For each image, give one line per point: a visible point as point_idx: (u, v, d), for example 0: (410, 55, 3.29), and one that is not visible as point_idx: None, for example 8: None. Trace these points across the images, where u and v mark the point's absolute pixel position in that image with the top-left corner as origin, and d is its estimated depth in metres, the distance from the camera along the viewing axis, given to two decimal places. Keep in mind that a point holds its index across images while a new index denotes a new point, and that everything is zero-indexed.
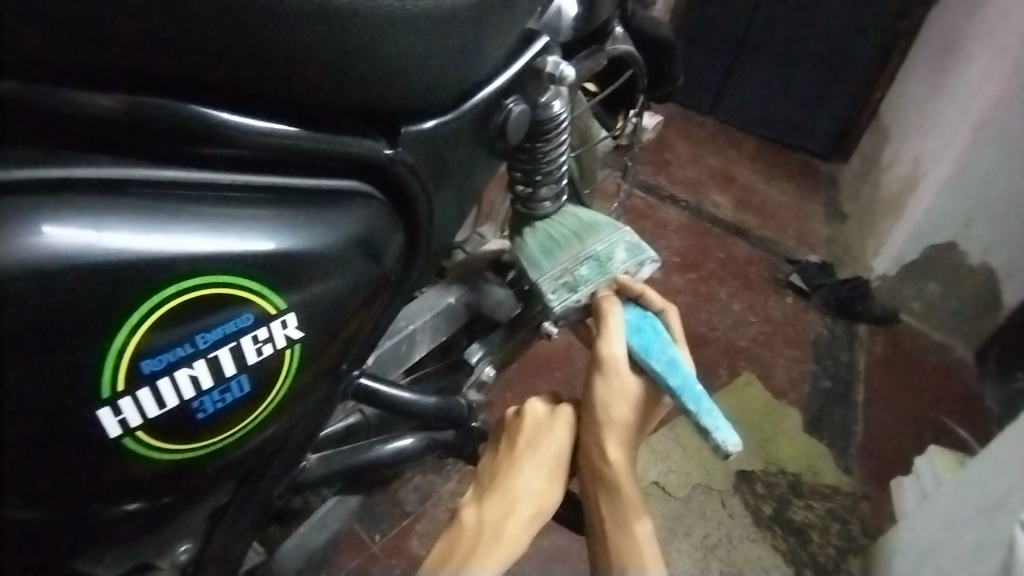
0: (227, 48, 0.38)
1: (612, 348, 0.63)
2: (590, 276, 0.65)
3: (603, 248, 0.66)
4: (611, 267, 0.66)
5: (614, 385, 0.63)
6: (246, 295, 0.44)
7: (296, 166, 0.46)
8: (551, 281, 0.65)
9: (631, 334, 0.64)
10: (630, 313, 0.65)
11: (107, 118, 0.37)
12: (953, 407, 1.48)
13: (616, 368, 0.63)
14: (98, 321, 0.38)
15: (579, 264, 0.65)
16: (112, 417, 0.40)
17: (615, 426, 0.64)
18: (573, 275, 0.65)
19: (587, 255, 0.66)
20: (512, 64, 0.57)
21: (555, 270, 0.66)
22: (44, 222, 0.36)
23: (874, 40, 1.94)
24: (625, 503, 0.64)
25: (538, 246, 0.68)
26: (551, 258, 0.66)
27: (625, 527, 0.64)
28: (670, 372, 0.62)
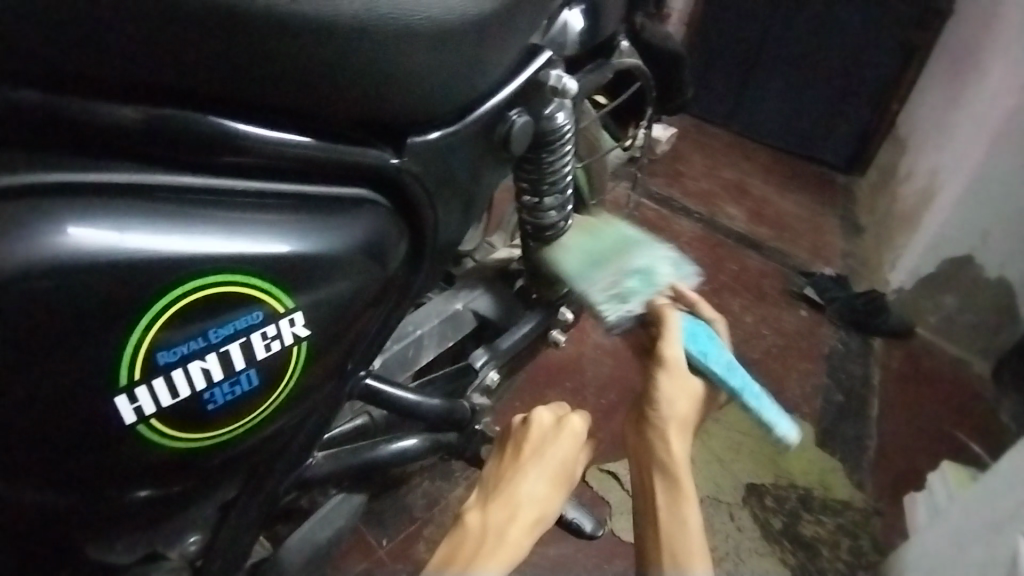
0: (242, 62, 0.41)
1: (675, 349, 0.64)
2: (638, 289, 0.66)
3: (646, 262, 0.69)
4: (658, 278, 0.68)
5: (675, 384, 0.64)
6: (257, 294, 0.46)
7: (308, 174, 0.48)
8: (601, 292, 0.66)
9: (688, 336, 0.66)
10: (686, 316, 0.67)
11: (133, 129, 0.40)
12: (969, 424, 1.46)
13: (682, 369, 0.64)
14: (112, 316, 0.40)
15: (627, 276, 0.67)
16: (128, 405, 0.43)
17: (676, 427, 0.64)
18: (621, 286, 0.66)
19: (632, 269, 0.68)
20: (515, 77, 0.59)
21: (601, 282, 0.66)
22: (75, 223, 0.39)
23: (890, 52, 1.95)
24: (684, 506, 0.63)
25: (580, 262, 0.70)
26: (596, 272, 0.68)
27: (681, 532, 0.62)
28: (729, 374, 0.65)
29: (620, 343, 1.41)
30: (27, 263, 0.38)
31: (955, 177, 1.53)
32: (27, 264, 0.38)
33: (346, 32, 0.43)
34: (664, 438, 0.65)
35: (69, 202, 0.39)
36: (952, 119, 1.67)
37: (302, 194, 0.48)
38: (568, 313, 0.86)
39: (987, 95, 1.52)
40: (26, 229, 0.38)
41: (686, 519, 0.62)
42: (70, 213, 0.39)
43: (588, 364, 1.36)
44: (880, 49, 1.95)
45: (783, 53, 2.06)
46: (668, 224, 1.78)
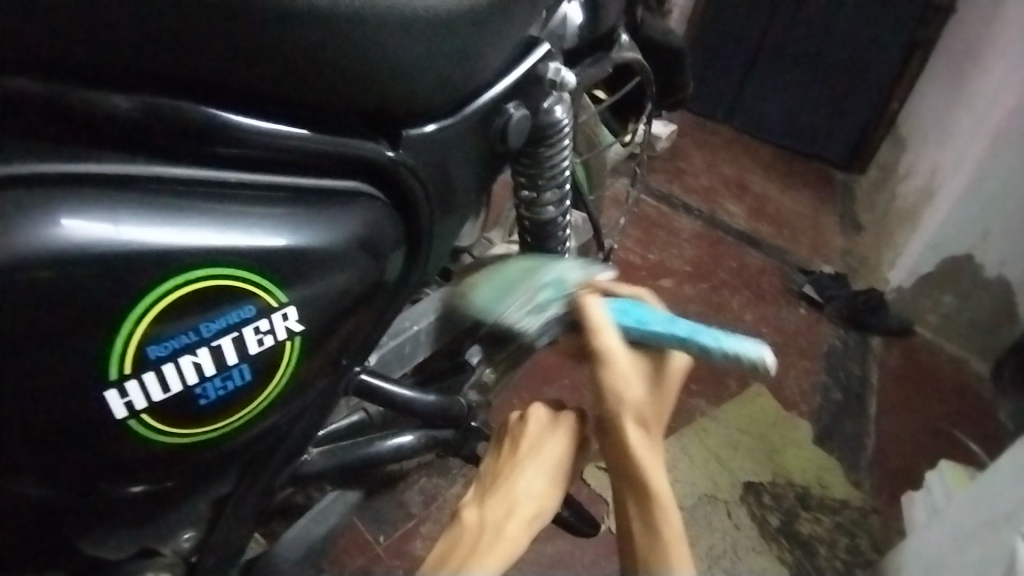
0: (234, 51, 0.40)
1: (605, 337, 0.60)
2: (553, 299, 0.67)
3: (556, 272, 0.69)
4: (571, 283, 0.67)
5: (617, 370, 0.59)
6: (250, 288, 0.45)
7: (302, 166, 0.47)
8: (522, 312, 0.68)
9: (619, 316, 0.62)
10: (613, 300, 0.64)
11: (124, 118, 0.39)
12: (967, 422, 1.46)
13: (621, 354, 0.60)
14: (100, 309, 0.40)
15: (539, 290, 0.68)
16: (118, 400, 0.42)
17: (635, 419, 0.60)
18: (536, 302, 0.68)
19: (543, 282, 0.68)
20: (513, 70, 0.58)
21: (517, 303, 0.69)
22: (66, 214, 0.38)
23: (891, 49, 1.94)
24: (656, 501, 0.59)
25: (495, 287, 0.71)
26: (511, 294, 0.70)
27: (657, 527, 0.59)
28: (673, 326, 0.61)
29: None
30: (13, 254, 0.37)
31: (955, 175, 1.52)
32: (16, 255, 0.37)
33: (340, 23, 0.43)
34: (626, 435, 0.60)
35: (57, 192, 0.39)
36: (952, 116, 1.66)
37: (296, 187, 0.47)
38: None
39: (988, 92, 1.51)
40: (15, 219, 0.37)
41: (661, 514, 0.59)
42: (60, 204, 0.38)
43: (586, 361, 1.35)
44: (881, 46, 1.95)
45: (784, 49, 2.05)
46: (668, 221, 1.77)
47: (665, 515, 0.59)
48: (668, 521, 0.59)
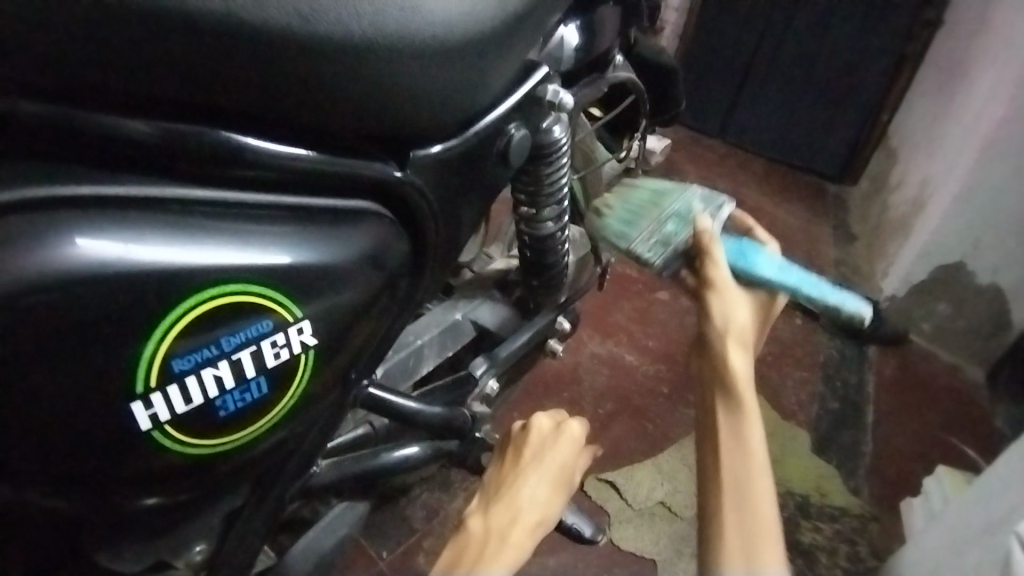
0: (251, 78, 0.42)
1: (717, 270, 0.67)
2: (677, 230, 0.74)
3: (680, 206, 0.76)
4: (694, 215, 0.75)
5: (732, 304, 0.65)
6: (267, 304, 0.47)
7: (314, 187, 0.49)
8: (645, 243, 0.73)
9: (733, 257, 0.70)
10: (730, 240, 0.72)
11: (144, 142, 0.41)
12: (964, 429, 1.47)
13: (733, 293, 0.66)
14: (121, 326, 0.41)
15: (665, 221, 0.75)
16: (143, 411, 0.44)
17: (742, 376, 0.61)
18: (661, 233, 0.74)
19: (669, 214, 0.76)
20: (513, 92, 0.60)
21: (642, 234, 0.74)
22: (83, 233, 0.40)
23: (879, 63, 1.99)
24: (750, 467, 0.58)
25: (619, 221, 0.78)
26: (636, 226, 0.76)
27: (748, 495, 0.57)
28: (783, 273, 0.69)
29: (617, 353, 1.42)
30: (25, 276, 0.38)
31: (945, 186, 1.56)
32: (27, 276, 0.38)
33: (346, 52, 0.45)
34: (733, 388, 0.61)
35: (74, 213, 0.40)
36: (941, 128, 1.70)
37: (308, 207, 0.49)
38: (564, 322, 0.89)
39: (976, 104, 1.55)
40: (28, 240, 0.39)
41: (757, 486, 0.57)
42: (78, 225, 0.40)
43: (586, 374, 1.37)
44: (869, 60, 2.00)
45: (775, 65, 2.09)
46: None
47: (762, 483, 0.57)
48: (763, 495, 0.56)
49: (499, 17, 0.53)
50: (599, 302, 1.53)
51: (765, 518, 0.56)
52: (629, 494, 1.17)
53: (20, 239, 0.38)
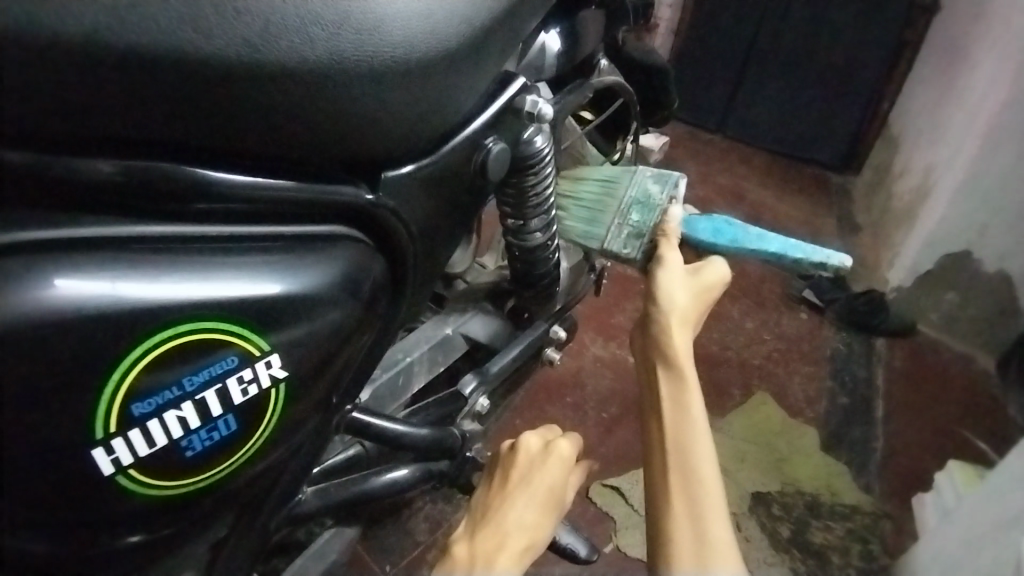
0: (211, 110, 0.41)
1: (666, 252, 0.68)
2: (642, 220, 0.72)
3: (636, 192, 0.73)
4: (655, 201, 0.72)
5: (671, 282, 0.65)
6: (231, 339, 0.46)
7: (283, 215, 0.48)
8: (618, 239, 0.72)
9: (710, 235, 0.73)
10: (705, 221, 0.74)
11: (106, 182, 0.40)
12: (975, 420, 1.45)
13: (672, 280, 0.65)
14: (81, 369, 0.40)
15: (626, 212, 0.73)
16: (106, 456, 0.42)
17: (685, 354, 0.59)
18: (628, 226, 0.72)
19: (629, 204, 0.73)
20: (489, 105, 0.59)
21: (611, 228, 0.73)
22: (53, 273, 0.39)
23: (877, 51, 1.97)
24: (696, 448, 0.54)
25: (581, 220, 0.77)
26: (600, 223, 0.74)
27: (692, 475, 0.53)
28: (763, 242, 0.72)
29: (620, 355, 1.40)
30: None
31: (948, 174, 1.53)
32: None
33: (302, 77, 0.43)
34: (675, 366, 0.59)
35: (39, 255, 0.39)
36: (942, 115, 1.68)
37: (279, 235, 0.48)
38: (561, 331, 0.90)
39: (977, 89, 1.52)
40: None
41: (703, 467, 0.53)
42: (47, 266, 0.39)
43: (588, 378, 1.35)
44: (867, 49, 1.97)
45: (772, 57, 2.07)
46: None
47: (705, 478, 0.53)
48: (711, 478, 0.53)
49: (466, 31, 0.51)
50: (601, 303, 1.51)
51: (713, 501, 0.52)
52: (635, 499, 1.15)
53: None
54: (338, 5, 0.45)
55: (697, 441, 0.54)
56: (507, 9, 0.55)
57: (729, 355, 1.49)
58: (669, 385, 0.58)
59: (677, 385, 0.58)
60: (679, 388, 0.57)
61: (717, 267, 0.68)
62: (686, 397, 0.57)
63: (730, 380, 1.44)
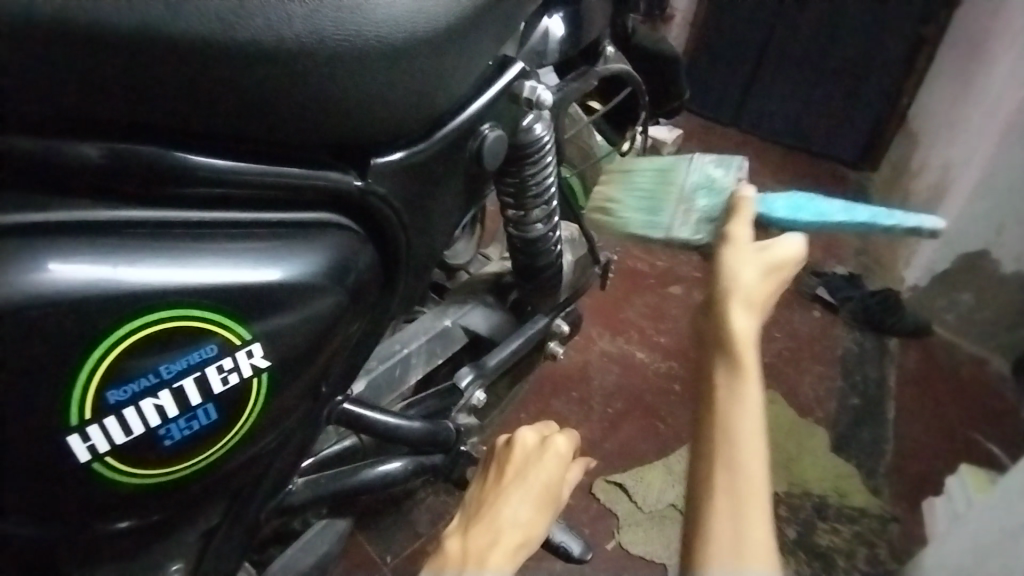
0: (197, 93, 0.40)
1: (736, 227, 0.60)
2: (712, 204, 0.69)
3: (699, 177, 0.71)
4: (722, 183, 0.69)
5: (743, 259, 0.56)
6: (210, 327, 0.44)
7: (271, 201, 0.47)
8: (687, 225, 0.69)
9: (789, 211, 0.68)
10: (780, 199, 0.69)
11: (94, 166, 0.39)
12: (989, 424, 1.42)
13: (735, 252, 0.57)
14: (61, 353, 0.40)
15: (692, 200, 0.70)
16: (81, 444, 0.42)
17: (745, 339, 0.51)
18: (697, 211, 0.69)
19: (692, 189, 0.70)
20: (485, 90, 0.58)
21: (677, 216, 0.70)
22: (43, 255, 0.39)
23: (898, 44, 1.92)
24: (746, 452, 0.47)
25: (642, 209, 0.73)
26: (664, 211, 0.71)
27: (739, 483, 0.46)
28: (852, 213, 0.68)
29: (627, 350, 1.39)
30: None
31: (967, 170, 1.49)
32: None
33: (286, 57, 0.42)
34: (732, 354, 0.50)
35: (25, 239, 0.39)
36: (962, 110, 1.63)
37: (265, 222, 0.47)
38: (564, 325, 0.86)
39: (998, 85, 1.48)
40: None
41: (752, 473, 0.46)
42: (33, 249, 0.39)
43: (594, 373, 1.33)
44: (887, 42, 1.93)
45: (789, 48, 2.02)
46: None
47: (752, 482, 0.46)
48: (759, 485, 0.46)
49: (458, 11, 0.50)
50: (609, 297, 1.49)
51: (760, 511, 0.46)
52: (638, 497, 1.14)
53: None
54: None
55: (749, 441, 0.47)
56: None
57: None
58: (724, 376, 0.49)
59: (734, 377, 0.49)
60: (735, 382, 0.49)
61: (793, 243, 0.59)
62: (744, 393, 0.49)
63: None
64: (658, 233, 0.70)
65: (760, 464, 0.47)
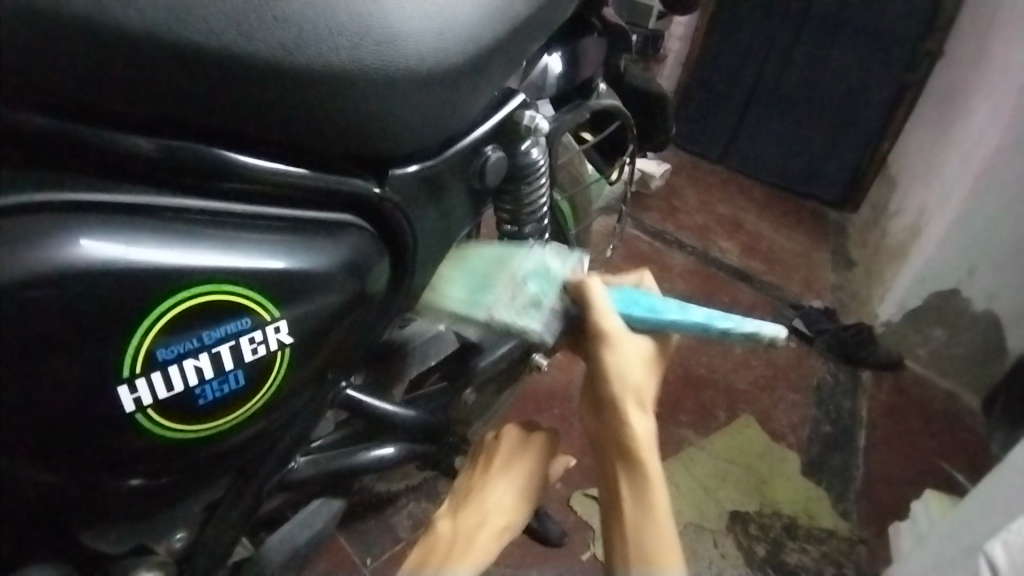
0: (242, 104, 0.47)
1: (608, 320, 0.63)
2: (543, 290, 0.64)
3: (535, 261, 0.66)
4: (556, 271, 0.65)
5: (625, 359, 0.63)
6: (246, 304, 0.51)
7: (298, 200, 0.53)
8: (510, 309, 0.62)
9: (625, 306, 0.65)
10: (615, 291, 0.66)
11: (146, 157, 0.45)
12: (953, 455, 1.48)
13: (625, 338, 0.63)
14: (112, 320, 0.45)
15: (525, 283, 0.64)
16: (129, 395, 0.47)
17: (643, 441, 0.63)
18: (526, 294, 0.63)
19: (524, 273, 0.64)
20: (489, 118, 0.65)
21: (501, 300, 0.63)
22: (75, 235, 0.44)
23: (881, 92, 2.04)
24: (658, 537, 0.61)
25: (465, 292, 0.65)
26: (489, 293, 0.63)
27: (647, 560, 0.60)
28: (686, 314, 0.65)
29: None
30: (26, 272, 0.42)
31: (941, 214, 1.58)
32: (30, 274, 0.42)
33: (321, 81, 0.49)
34: (636, 458, 0.63)
35: (65, 217, 0.44)
36: (938, 157, 1.74)
37: (288, 218, 0.53)
38: (555, 340, 0.88)
39: (974, 133, 1.58)
40: (30, 238, 0.42)
41: (653, 522, 0.61)
42: (70, 229, 0.44)
43: (576, 392, 1.39)
44: (869, 90, 2.05)
45: (776, 92, 2.15)
46: (662, 257, 1.82)
47: (653, 523, 0.61)
48: (660, 528, 0.61)
49: (472, 51, 0.57)
50: None
51: (664, 542, 0.60)
52: None
53: (21, 238, 0.42)
54: (361, 20, 0.50)
55: (650, 499, 0.62)
56: (512, 33, 0.61)
57: (716, 377, 1.53)
58: (631, 483, 0.63)
59: (638, 482, 0.62)
60: (641, 490, 0.62)
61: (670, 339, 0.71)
62: (648, 496, 0.62)
63: (715, 402, 1.47)
64: (480, 313, 0.63)
65: (668, 528, 0.61)
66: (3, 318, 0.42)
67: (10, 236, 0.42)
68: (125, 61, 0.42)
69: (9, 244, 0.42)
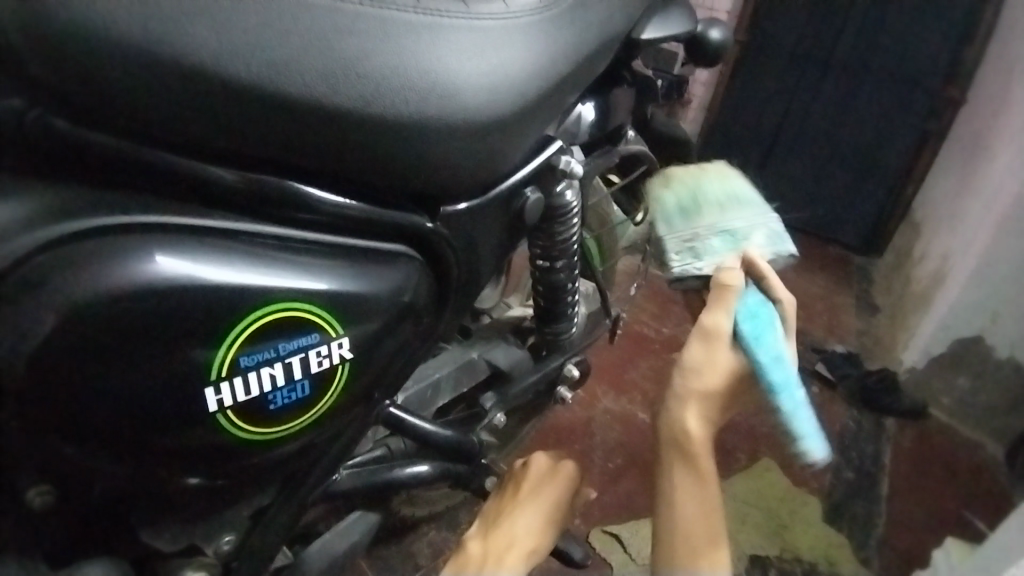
0: (318, 145, 0.53)
1: (718, 321, 0.69)
2: (722, 248, 0.75)
3: (743, 227, 0.77)
4: (744, 239, 0.75)
5: (714, 363, 0.68)
6: (313, 320, 0.56)
7: (359, 231, 0.59)
8: (681, 246, 0.76)
9: (742, 318, 0.69)
10: (743, 301, 0.70)
11: (231, 188, 0.52)
12: (979, 506, 1.46)
13: (721, 348, 0.69)
14: (192, 332, 0.51)
15: (712, 235, 0.75)
16: (213, 396, 0.53)
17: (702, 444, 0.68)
18: (704, 242, 0.76)
19: (721, 229, 0.76)
20: (530, 162, 0.71)
21: (687, 233, 0.77)
22: (163, 253, 0.50)
23: (905, 140, 2.09)
24: (699, 535, 0.67)
25: (680, 204, 0.79)
26: (685, 220, 0.78)
27: (687, 550, 0.67)
28: (773, 366, 0.66)
29: (629, 410, 1.46)
30: (123, 286, 0.48)
31: (964, 262, 1.60)
32: (120, 285, 0.48)
33: (387, 126, 0.55)
34: (696, 460, 0.68)
35: (155, 236, 0.50)
36: (962, 205, 1.77)
37: (348, 246, 0.58)
38: (574, 371, 0.94)
39: (994, 183, 1.62)
40: (128, 255, 0.48)
41: (696, 519, 0.67)
42: (158, 247, 0.50)
43: (597, 429, 1.41)
44: (893, 139, 2.10)
45: (797, 142, 2.21)
46: None
47: (700, 514, 0.68)
48: (702, 527, 0.67)
49: (519, 101, 0.63)
50: (615, 356, 1.59)
51: (701, 540, 0.67)
52: (633, 548, 1.19)
53: (122, 255, 0.48)
54: (426, 75, 0.56)
55: (702, 499, 0.68)
56: (555, 84, 0.67)
57: (737, 420, 1.53)
58: (689, 478, 0.68)
59: (695, 479, 0.68)
60: (699, 484, 0.68)
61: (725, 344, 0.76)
62: (701, 495, 0.68)
63: (736, 445, 1.48)
64: (664, 229, 0.79)
65: (708, 526, 0.68)
66: (97, 325, 0.48)
67: (112, 252, 0.48)
68: (222, 106, 0.48)
69: (112, 260, 0.48)
